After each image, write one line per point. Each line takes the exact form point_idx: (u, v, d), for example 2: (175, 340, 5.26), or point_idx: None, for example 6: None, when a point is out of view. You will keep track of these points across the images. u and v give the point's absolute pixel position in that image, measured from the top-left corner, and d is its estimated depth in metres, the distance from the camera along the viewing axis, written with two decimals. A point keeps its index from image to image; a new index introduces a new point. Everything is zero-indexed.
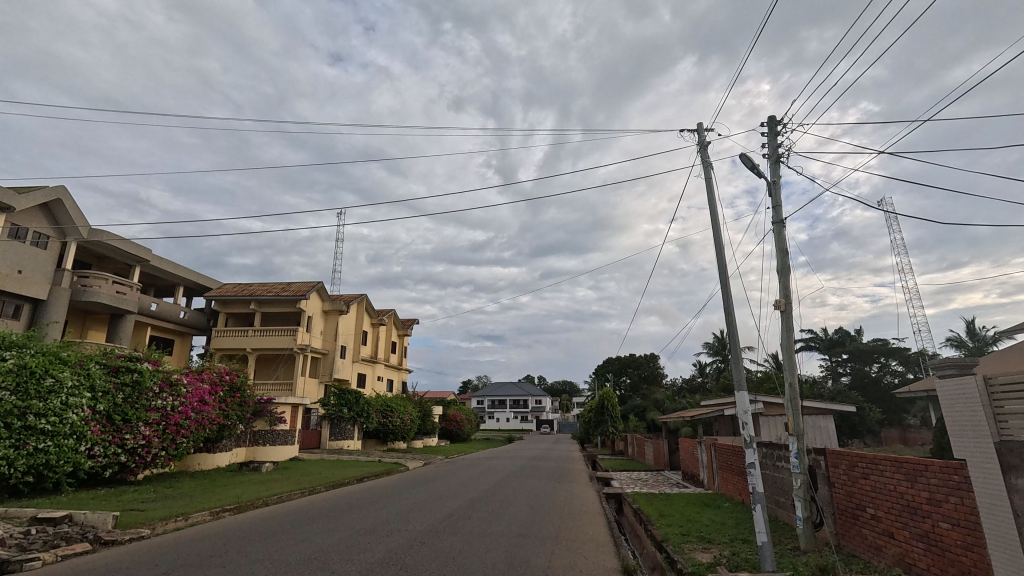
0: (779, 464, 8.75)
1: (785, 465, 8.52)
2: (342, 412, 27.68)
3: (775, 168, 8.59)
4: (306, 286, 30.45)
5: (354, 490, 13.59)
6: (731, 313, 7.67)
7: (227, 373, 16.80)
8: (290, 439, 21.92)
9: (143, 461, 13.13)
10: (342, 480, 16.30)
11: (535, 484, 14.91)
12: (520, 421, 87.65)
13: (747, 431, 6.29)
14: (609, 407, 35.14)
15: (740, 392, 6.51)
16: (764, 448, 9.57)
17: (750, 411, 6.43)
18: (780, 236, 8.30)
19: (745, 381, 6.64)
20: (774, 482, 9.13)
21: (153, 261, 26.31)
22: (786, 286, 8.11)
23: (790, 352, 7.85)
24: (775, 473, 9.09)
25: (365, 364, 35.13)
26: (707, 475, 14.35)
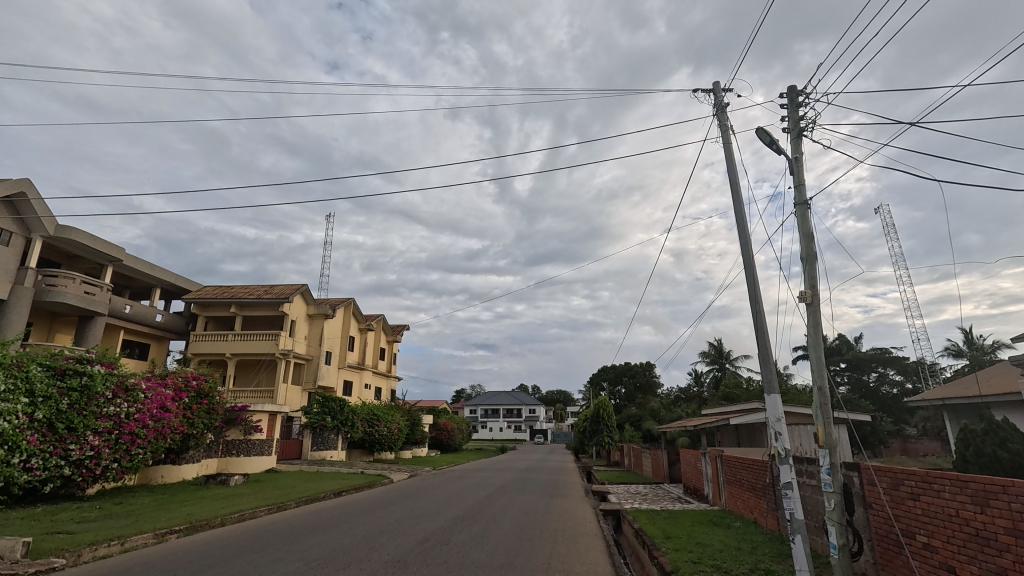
0: (804, 481, 7.65)
1: (812, 483, 7.40)
2: (325, 421, 26.36)
3: (798, 144, 7.59)
4: (290, 289, 29.26)
5: (326, 507, 12.40)
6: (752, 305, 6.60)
7: (195, 378, 15.53)
8: (266, 449, 20.60)
9: (92, 475, 11.84)
10: (317, 493, 15.05)
11: (526, 501, 13.75)
12: (513, 431, 86.26)
13: (782, 443, 5.26)
14: (605, 417, 34.02)
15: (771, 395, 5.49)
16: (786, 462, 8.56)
17: (782, 418, 5.40)
18: (804, 219, 7.28)
19: (777, 381, 5.64)
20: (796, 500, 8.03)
21: (127, 261, 25.03)
22: (813, 276, 7.07)
23: (818, 351, 6.79)
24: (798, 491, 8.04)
25: (352, 371, 33.82)
26: (712, 490, 13.23)
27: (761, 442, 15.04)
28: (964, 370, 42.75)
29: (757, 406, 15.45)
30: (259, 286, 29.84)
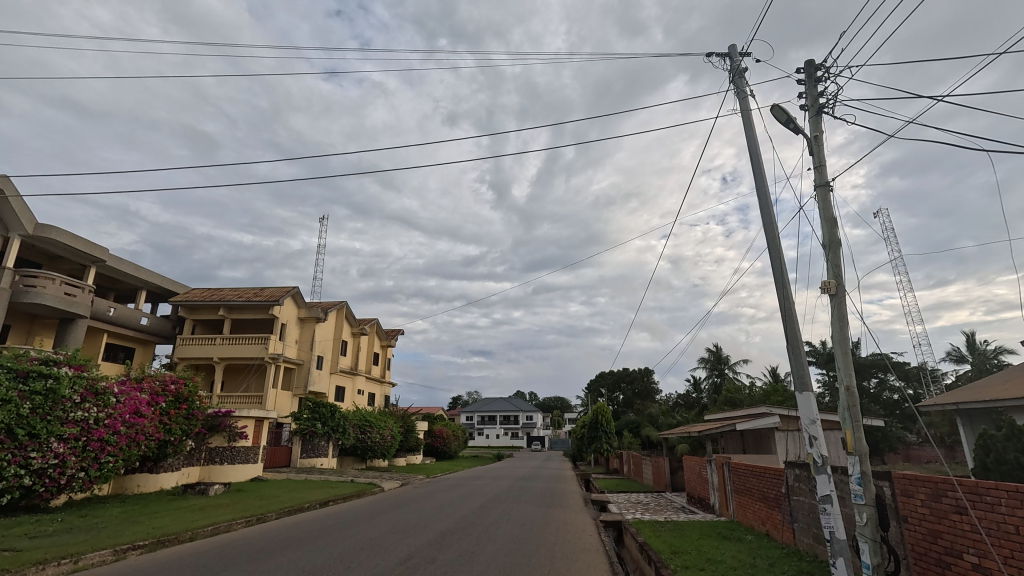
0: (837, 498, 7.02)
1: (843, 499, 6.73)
2: (315, 427, 25.51)
3: (817, 122, 6.96)
4: (280, 291, 28.49)
5: (308, 519, 11.66)
6: None
7: (173, 382, 14.74)
8: (252, 457, 19.77)
9: (56, 485, 11.02)
10: (302, 503, 14.26)
11: (521, 512, 12.98)
12: (510, 438, 85.32)
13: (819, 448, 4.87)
14: (604, 423, 33.22)
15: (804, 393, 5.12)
16: None
17: (818, 420, 4.99)
18: (826, 202, 6.62)
19: (809, 379, 5.23)
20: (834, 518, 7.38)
21: (112, 262, 24.25)
22: (836, 265, 6.41)
23: (844, 347, 6.09)
24: None
25: (345, 376, 32.98)
26: (718, 500, 12.50)
27: (768, 449, 14.37)
28: (967, 376, 42.05)
29: (763, 411, 14.77)
30: (249, 288, 29.06)
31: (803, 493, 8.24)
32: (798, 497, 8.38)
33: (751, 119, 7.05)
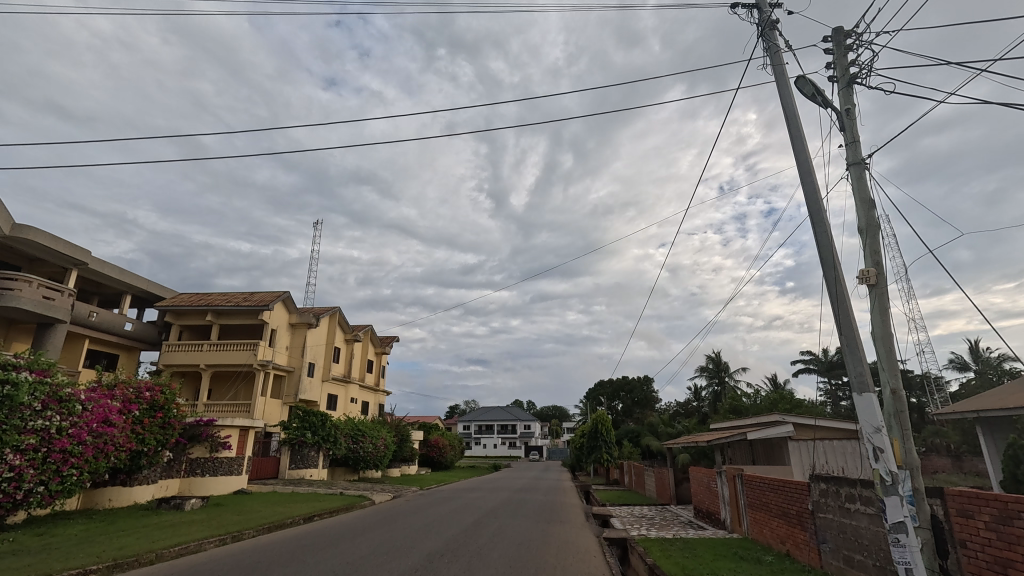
0: None
1: None
2: (305, 437, 24.52)
3: (849, 94, 6.25)
4: (270, 296, 27.61)
5: (285, 539, 10.79)
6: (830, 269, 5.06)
7: (149, 389, 13.89)
8: (236, 468, 18.81)
9: (11, 501, 10.07)
10: (284, 519, 13.37)
11: (519, 530, 12.02)
12: (508, 448, 84.03)
13: None
14: (604, 432, 32.21)
15: (865, 395, 4.56)
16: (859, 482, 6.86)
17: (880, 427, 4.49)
18: (861, 181, 5.91)
19: (870, 378, 4.69)
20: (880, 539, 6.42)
21: (94, 264, 23.38)
22: (875, 252, 5.68)
23: (888, 344, 5.32)
24: (874, 526, 6.54)
25: (337, 384, 32.03)
26: (730, 515, 11.64)
27: (781, 460, 13.52)
28: (971, 385, 41.16)
29: (775, 419, 13.89)
30: (238, 293, 28.19)
31: (830, 511, 7.44)
32: (825, 514, 7.56)
33: (786, 86, 6.22)
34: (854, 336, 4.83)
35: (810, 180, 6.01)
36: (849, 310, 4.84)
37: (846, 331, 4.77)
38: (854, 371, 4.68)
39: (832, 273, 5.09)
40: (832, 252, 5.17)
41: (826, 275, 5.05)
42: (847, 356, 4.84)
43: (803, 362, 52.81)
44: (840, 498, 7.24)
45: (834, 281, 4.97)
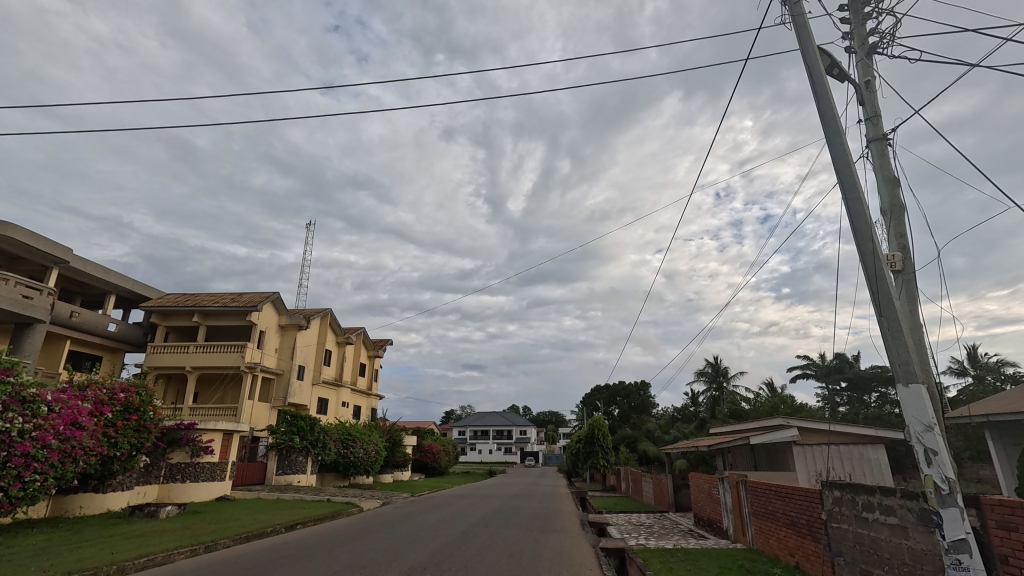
0: (925, 529, 5.48)
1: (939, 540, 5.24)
2: (293, 442, 23.79)
3: (868, 66, 5.75)
4: (259, 296, 26.93)
5: (261, 552, 10.15)
6: (865, 247, 4.45)
7: (123, 390, 13.22)
8: (218, 474, 18.08)
9: None
10: (264, 527, 12.73)
11: (511, 540, 11.36)
12: (503, 453, 83.18)
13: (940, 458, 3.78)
14: (600, 437, 31.55)
15: (913, 387, 3.99)
16: (881, 491, 6.24)
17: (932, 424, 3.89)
18: (882, 158, 5.39)
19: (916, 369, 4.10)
20: (901, 553, 5.86)
21: (76, 263, 22.65)
22: (900, 235, 5.18)
23: (919, 336, 4.79)
24: (898, 540, 5.93)
25: (328, 388, 31.32)
26: (733, 523, 11.07)
27: (784, 465, 12.98)
28: (971, 390, 40.69)
29: (779, 423, 13.30)
30: (226, 293, 27.53)
31: (846, 521, 6.86)
32: (839, 525, 6.99)
33: (809, 45, 5.50)
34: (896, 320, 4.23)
35: (841, 141, 4.92)
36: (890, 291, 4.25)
37: (888, 315, 4.19)
38: (899, 359, 4.11)
39: (866, 248, 4.49)
40: (868, 225, 4.52)
41: (862, 250, 4.45)
42: (888, 340, 4.24)
43: (801, 367, 52.32)
44: (856, 508, 6.67)
45: (871, 256, 4.38)
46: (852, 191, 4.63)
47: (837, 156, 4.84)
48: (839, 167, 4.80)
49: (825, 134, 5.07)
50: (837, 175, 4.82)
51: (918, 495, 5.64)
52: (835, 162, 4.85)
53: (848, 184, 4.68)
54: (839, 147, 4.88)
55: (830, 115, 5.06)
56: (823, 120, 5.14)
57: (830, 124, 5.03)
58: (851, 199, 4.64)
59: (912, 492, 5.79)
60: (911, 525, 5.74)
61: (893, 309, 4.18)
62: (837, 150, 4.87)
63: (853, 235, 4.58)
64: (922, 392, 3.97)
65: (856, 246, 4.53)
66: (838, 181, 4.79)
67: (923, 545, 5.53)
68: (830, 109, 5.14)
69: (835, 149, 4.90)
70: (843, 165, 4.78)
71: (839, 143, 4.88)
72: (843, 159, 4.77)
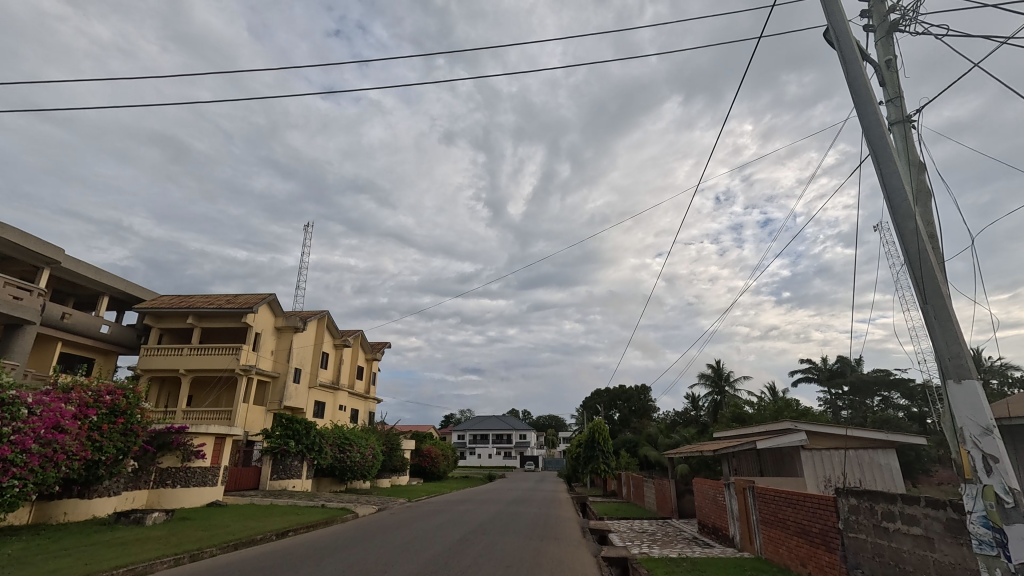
0: (954, 541, 5.07)
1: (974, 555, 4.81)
2: (288, 446, 23.34)
3: (888, 45, 5.39)
4: (255, 298, 26.53)
5: (247, 563, 9.72)
6: (905, 228, 4.07)
7: (109, 393, 12.82)
8: (210, 479, 17.64)
9: None
10: (253, 535, 12.28)
11: (509, 548, 10.93)
12: (503, 458, 82.62)
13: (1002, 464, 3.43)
14: (600, 442, 31.06)
15: (967, 383, 3.63)
16: (902, 498, 5.83)
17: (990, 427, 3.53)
18: (907, 142, 5.02)
19: (966, 364, 3.73)
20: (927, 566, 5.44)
21: (68, 263, 22.26)
22: (928, 222, 4.83)
23: None
24: (923, 551, 5.52)
25: (325, 391, 30.90)
26: (740, 531, 10.64)
27: (792, 471, 12.58)
28: None
29: (786, 427, 12.89)
30: (221, 295, 27.13)
31: (864, 531, 6.46)
32: (856, 534, 6.59)
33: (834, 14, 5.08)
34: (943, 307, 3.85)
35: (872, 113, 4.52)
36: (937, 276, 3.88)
37: (935, 303, 3.82)
38: (949, 353, 3.74)
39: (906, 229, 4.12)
40: (907, 204, 4.14)
41: (902, 229, 4.07)
42: (933, 331, 3.87)
43: (802, 371, 51.89)
44: (875, 517, 6.27)
45: (913, 237, 4.00)
46: (888, 166, 4.26)
47: (869, 127, 4.46)
48: (871, 138, 4.43)
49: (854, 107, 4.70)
50: (870, 148, 4.45)
51: (944, 504, 5.25)
52: (866, 134, 4.47)
53: (883, 158, 4.31)
54: (872, 120, 4.47)
55: (860, 87, 4.68)
56: (852, 91, 4.73)
57: (860, 95, 4.63)
58: (886, 175, 4.27)
59: (938, 500, 5.39)
60: (936, 536, 5.34)
61: (940, 296, 3.81)
62: (869, 120, 4.50)
63: (891, 213, 4.21)
64: (976, 389, 3.62)
65: (895, 226, 4.15)
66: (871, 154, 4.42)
67: (950, 557, 5.13)
68: (860, 80, 4.72)
69: (867, 121, 4.52)
70: (877, 137, 4.41)
71: (871, 114, 4.50)
72: (875, 131, 4.39)
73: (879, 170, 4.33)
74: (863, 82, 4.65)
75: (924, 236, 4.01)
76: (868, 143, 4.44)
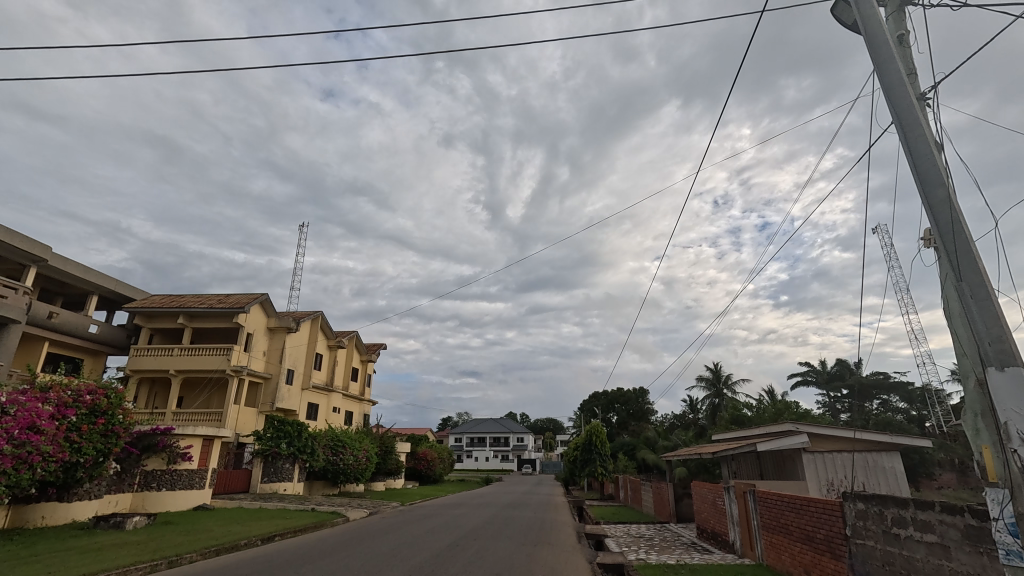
0: (975, 549, 4.70)
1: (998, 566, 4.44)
2: (279, 448, 22.88)
3: (899, 20, 5.04)
4: (247, 298, 26.11)
5: (226, 571, 9.30)
6: (936, 195, 3.78)
7: (90, 392, 12.42)
8: (196, 482, 17.19)
9: None
10: (237, 540, 11.86)
11: (501, 555, 10.53)
12: (501, 461, 82.06)
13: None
14: (598, 444, 30.60)
15: (1011, 369, 3.32)
16: (916, 503, 5.47)
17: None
18: None
19: (1007, 346, 3.43)
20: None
21: (55, 261, 21.85)
22: None
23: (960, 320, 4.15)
24: (939, 560, 5.14)
25: (318, 393, 30.49)
26: (741, 537, 10.28)
27: (793, 474, 12.21)
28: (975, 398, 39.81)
29: (788, 430, 12.53)
30: (213, 294, 26.72)
31: (873, 538, 6.10)
32: (864, 541, 6.24)
33: None
34: (978, 282, 3.55)
35: (892, 76, 4.26)
36: (972, 250, 3.59)
37: (971, 277, 3.53)
38: (988, 334, 3.45)
39: (937, 198, 3.82)
40: (938, 171, 3.85)
41: (933, 198, 3.78)
42: (968, 312, 3.56)
43: (801, 374, 51.51)
44: (885, 523, 5.92)
45: (945, 206, 3.72)
46: (914, 129, 3.98)
47: (891, 88, 4.21)
48: (894, 99, 4.18)
49: (875, 67, 4.42)
50: (892, 111, 4.20)
51: (961, 509, 4.90)
52: (889, 95, 4.22)
53: (909, 124, 4.03)
54: (894, 82, 4.22)
55: (881, 46, 4.39)
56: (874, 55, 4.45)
57: (882, 56, 4.36)
58: (913, 140, 3.99)
59: (953, 505, 5.02)
60: (953, 544, 4.98)
61: (976, 270, 3.53)
62: (891, 81, 4.25)
63: (918, 182, 3.92)
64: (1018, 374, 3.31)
65: (922, 194, 3.87)
66: (894, 117, 4.17)
67: (969, 567, 4.77)
68: (881, 42, 4.42)
69: (889, 85, 4.24)
70: (900, 99, 4.15)
71: (893, 76, 4.25)
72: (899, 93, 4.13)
73: (903, 135, 4.05)
74: (884, 41, 4.38)
75: (956, 204, 3.72)
76: (891, 105, 4.19)
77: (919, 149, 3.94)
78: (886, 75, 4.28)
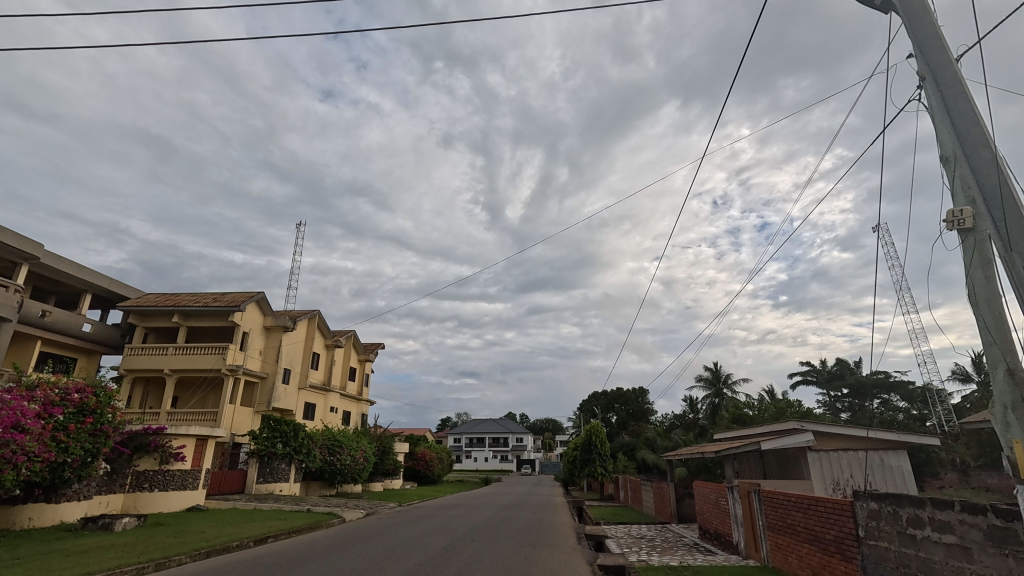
0: (1000, 552, 4.43)
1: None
2: (275, 448, 22.57)
3: None
4: (243, 296, 25.82)
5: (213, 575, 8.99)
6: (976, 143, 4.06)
7: (78, 391, 12.14)
8: (190, 482, 16.90)
9: None
10: (228, 542, 11.54)
11: (499, 557, 10.24)
12: (500, 462, 81.70)
13: None
14: (598, 444, 30.33)
15: None
16: (934, 502, 5.20)
17: None
18: (941, 98, 4.42)
19: None
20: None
21: (47, 259, 21.53)
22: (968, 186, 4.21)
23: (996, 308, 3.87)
24: (959, 562, 4.87)
25: (315, 392, 30.20)
26: (745, 537, 10.00)
27: (798, 474, 11.94)
28: (977, 397, 39.54)
29: (791, 427, 12.26)
30: (208, 293, 26.42)
31: (887, 539, 5.83)
32: (877, 543, 5.98)
33: None
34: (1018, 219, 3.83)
35: (927, 35, 4.52)
36: (1012, 192, 3.88)
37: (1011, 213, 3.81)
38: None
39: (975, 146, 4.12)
40: (976, 120, 4.13)
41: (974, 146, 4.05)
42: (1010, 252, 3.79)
43: (801, 374, 51.32)
44: (900, 524, 5.65)
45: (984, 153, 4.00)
46: (952, 83, 4.27)
47: (926, 45, 4.50)
48: (929, 55, 4.46)
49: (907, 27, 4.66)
50: (925, 65, 4.49)
51: (983, 509, 4.63)
52: (926, 52, 4.49)
53: (944, 77, 4.31)
54: (931, 40, 4.49)
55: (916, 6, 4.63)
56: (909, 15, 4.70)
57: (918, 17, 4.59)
58: (949, 94, 4.28)
59: (975, 503, 4.75)
60: (975, 545, 4.72)
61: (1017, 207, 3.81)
62: (925, 39, 4.52)
63: (955, 133, 4.21)
64: None
65: (962, 145, 4.15)
66: (928, 72, 4.48)
67: (993, 570, 4.51)
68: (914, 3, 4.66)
69: (924, 43, 4.51)
70: (937, 56, 4.43)
71: (929, 35, 4.51)
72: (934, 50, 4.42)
73: (941, 89, 4.33)
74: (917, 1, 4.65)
75: (995, 152, 4.01)
76: (926, 62, 4.47)
77: (958, 101, 4.25)
78: (923, 33, 4.54)
